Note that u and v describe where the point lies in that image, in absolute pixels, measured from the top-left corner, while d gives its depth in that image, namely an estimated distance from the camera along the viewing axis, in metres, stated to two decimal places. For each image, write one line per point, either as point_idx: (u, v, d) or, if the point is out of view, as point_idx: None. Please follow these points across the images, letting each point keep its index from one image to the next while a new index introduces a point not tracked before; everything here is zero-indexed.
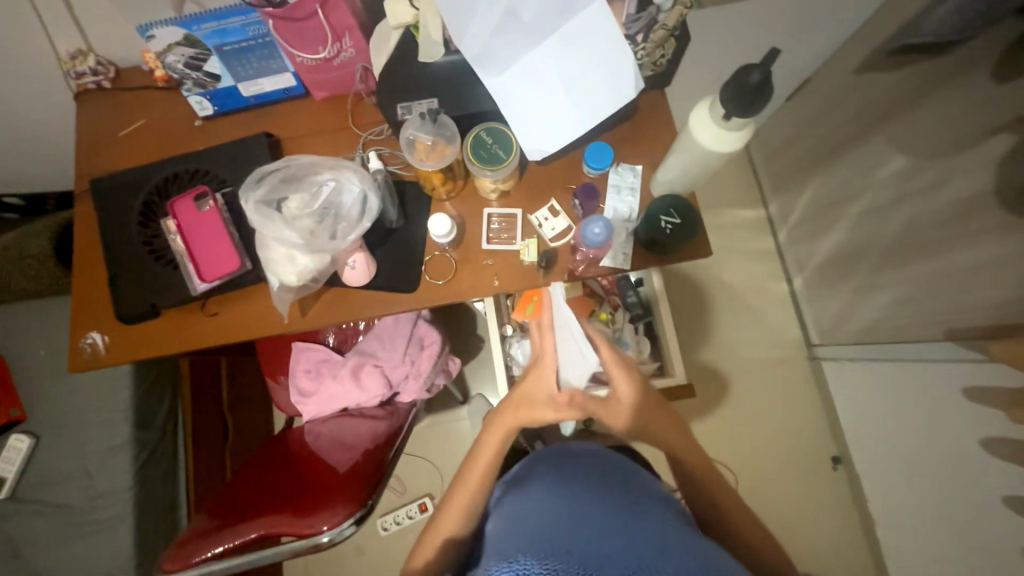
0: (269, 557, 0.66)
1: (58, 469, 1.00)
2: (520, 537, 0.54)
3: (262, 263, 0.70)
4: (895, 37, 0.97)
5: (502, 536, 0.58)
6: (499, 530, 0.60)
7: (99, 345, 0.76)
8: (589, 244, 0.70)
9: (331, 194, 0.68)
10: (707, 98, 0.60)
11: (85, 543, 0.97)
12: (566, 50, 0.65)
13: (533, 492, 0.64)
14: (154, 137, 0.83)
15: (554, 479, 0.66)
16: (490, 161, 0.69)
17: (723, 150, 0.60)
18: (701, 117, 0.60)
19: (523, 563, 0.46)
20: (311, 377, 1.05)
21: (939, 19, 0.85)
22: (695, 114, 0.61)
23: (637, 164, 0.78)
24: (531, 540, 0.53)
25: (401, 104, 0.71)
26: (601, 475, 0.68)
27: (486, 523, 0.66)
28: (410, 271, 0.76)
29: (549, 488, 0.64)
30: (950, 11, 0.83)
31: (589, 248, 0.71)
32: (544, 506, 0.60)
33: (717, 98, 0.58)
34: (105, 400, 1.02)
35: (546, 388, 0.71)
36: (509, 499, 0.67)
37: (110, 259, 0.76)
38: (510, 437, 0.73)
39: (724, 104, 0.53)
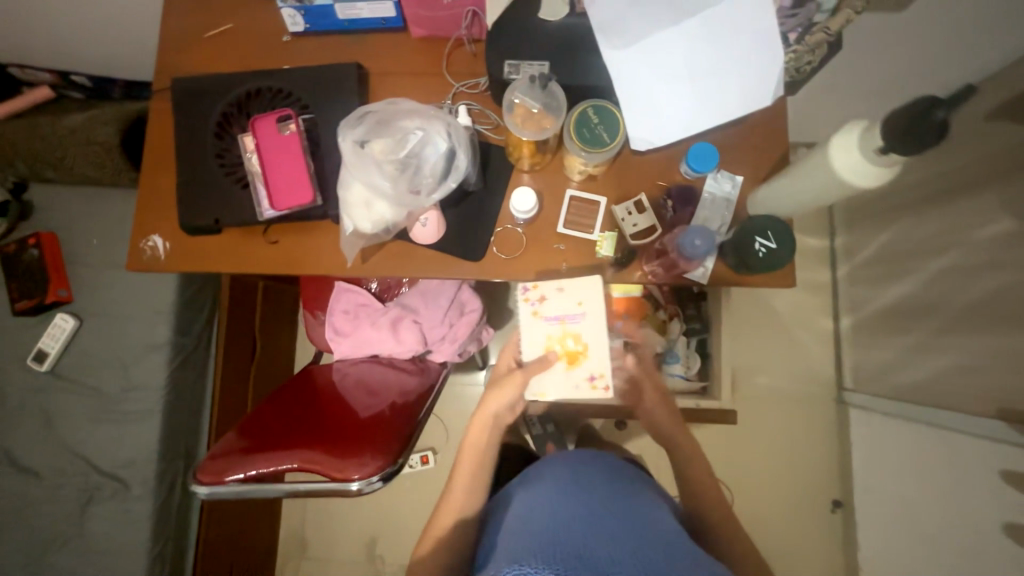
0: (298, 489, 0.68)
1: (99, 355, 1.03)
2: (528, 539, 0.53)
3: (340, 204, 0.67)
4: None
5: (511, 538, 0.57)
6: (508, 531, 0.59)
7: (160, 249, 0.76)
8: (683, 253, 0.66)
9: (426, 158, 0.65)
10: (856, 122, 0.54)
11: (112, 429, 1.00)
12: (704, 33, 0.59)
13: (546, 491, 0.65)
14: (238, 44, 0.79)
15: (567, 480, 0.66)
16: (591, 142, 0.64)
17: (859, 184, 0.55)
18: (844, 143, 0.54)
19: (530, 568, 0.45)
20: (348, 318, 1.05)
21: None
22: (838, 139, 0.55)
23: (737, 175, 0.72)
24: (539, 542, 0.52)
25: (509, 61, 0.65)
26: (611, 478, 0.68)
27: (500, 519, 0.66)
28: (478, 240, 0.73)
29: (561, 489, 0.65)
30: None
31: (681, 258, 0.67)
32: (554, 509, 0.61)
33: (872, 125, 0.52)
34: (150, 298, 1.04)
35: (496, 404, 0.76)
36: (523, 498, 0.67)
37: (183, 166, 0.74)
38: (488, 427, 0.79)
39: (883, 136, 0.48)
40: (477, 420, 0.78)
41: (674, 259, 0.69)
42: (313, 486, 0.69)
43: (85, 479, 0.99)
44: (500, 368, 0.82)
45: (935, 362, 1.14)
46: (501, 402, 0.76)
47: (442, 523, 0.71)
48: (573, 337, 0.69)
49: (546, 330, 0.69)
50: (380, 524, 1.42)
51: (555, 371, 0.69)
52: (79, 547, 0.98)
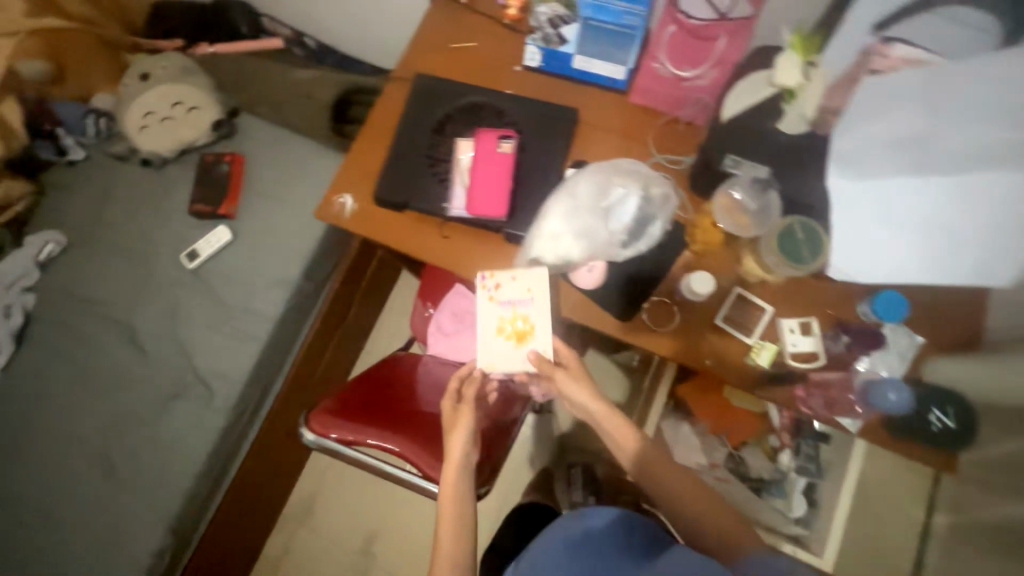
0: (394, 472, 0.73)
1: (235, 271, 1.12)
2: None
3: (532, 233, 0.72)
4: None
5: None
6: None
7: (347, 208, 0.83)
8: (871, 399, 0.65)
9: (638, 217, 0.69)
10: None
11: (220, 341, 1.08)
12: (953, 198, 0.55)
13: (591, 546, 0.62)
14: (475, 61, 0.88)
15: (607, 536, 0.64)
16: (790, 254, 0.65)
17: None
18: None
19: None
20: (454, 320, 1.09)
21: None
22: None
23: (918, 334, 0.68)
24: None
25: (730, 155, 0.69)
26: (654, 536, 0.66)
27: None
28: (632, 301, 0.74)
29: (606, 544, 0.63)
30: None
31: (861, 398, 0.66)
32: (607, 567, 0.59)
33: None
34: (296, 239, 1.14)
35: (459, 446, 0.70)
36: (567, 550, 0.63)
37: (396, 146, 0.82)
38: (461, 470, 0.70)
39: None
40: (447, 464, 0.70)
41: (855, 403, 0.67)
42: (406, 476, 0.72)
43: (180, 375, 1.07)
44: (446, 406, 0.74)
45: None
46: (461, 446, 0.70)
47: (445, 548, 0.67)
48: (523, 319, 0.72)
49: (499, 313, 0.73)
50: (385, 522, 1.41)
51: (501, 347, 0.72)
52: (149, 434, 1.04)
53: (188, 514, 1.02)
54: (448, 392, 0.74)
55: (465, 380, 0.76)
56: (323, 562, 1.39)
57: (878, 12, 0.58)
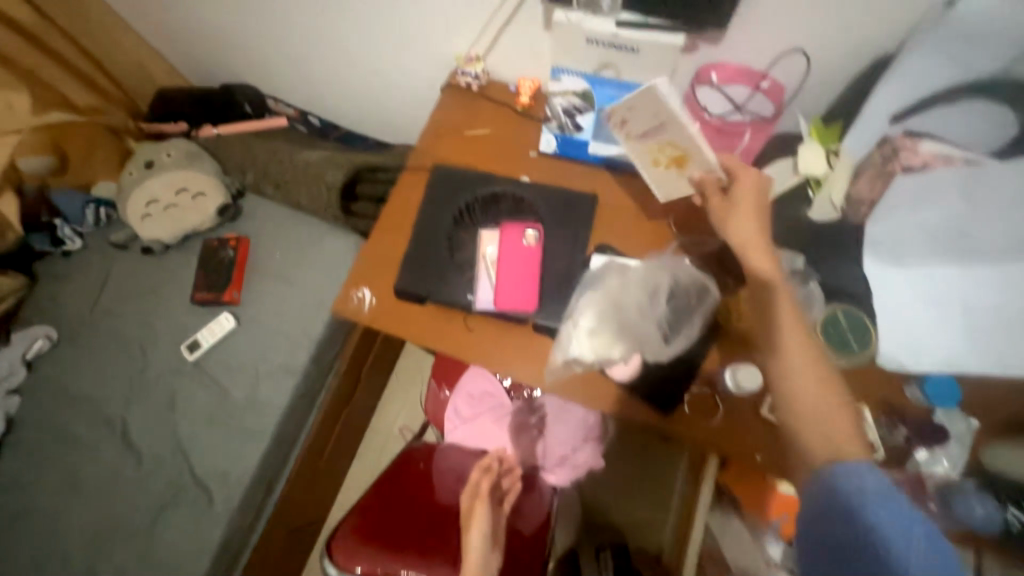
0: None
1: (239, 360, 1.07)
2: None
3: (565, 334, 0.66)
4: None
5: None
6: None
7: (365, 303, 0.80)
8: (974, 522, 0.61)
9: (674, 312, 0.67)
10: None
11: (222, 438, 1.01)
12: (987, 283, 0.61)
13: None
14: (490, 148, 0.88)
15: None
16: (840, 347, 0.63)
17: None
18: None
19: None
20: (472, 403, 1.03)
21: None
22: None
23: (972, 416, 0.65)
24: None
25: (764, 243, 0.67)
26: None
27: None
28: (675, 394, 0.70)
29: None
30: None
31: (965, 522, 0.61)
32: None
33: None
34: (304, 323, 1.09)
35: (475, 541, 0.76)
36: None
37: (415, 237, 0.81)
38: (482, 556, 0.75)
39: None
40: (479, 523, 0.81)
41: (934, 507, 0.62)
42: None
43: (178, 479, 0.98)
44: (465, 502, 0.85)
45: None
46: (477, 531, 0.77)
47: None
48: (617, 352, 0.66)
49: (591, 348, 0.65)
50: None
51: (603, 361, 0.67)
52: (140, 549, 0.94)
53: None
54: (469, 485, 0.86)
55: (482, 473, 0.88)
56: None
57: (896, 101, 0.60)
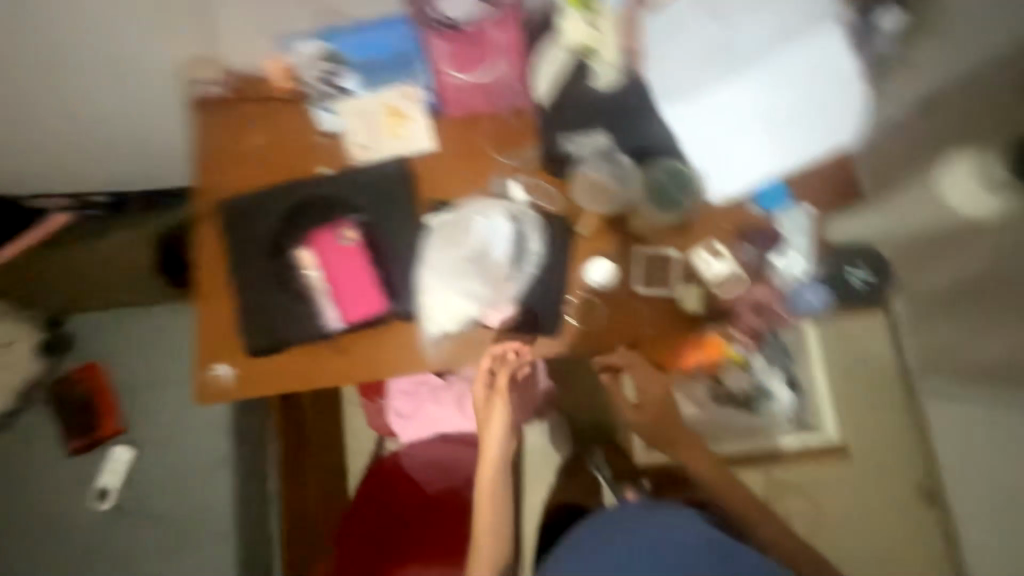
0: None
1: (159, 481, 0.98)
2: None
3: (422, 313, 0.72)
4: None
5: None
6: None
7: (224, 377, 0.72)
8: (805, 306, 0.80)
9: (515, 244, 0.70)
10: None
11: (186, 559, 0.95)
12: (765, 82, 0.66)
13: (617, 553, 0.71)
14: (275, 156, 0.76)
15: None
16: (668, 205, 0.67)
17: None
18: None
19: None
20: (408, 398, 1.02)
21: None
22: None
23: (810, 207, 0.69)
24: None
25: (567, 133, 0.72)
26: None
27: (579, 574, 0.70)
28: (554, 315, 0.70)
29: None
30: None
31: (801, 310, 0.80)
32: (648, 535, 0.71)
33: None
34: (206, 414, 1.00)
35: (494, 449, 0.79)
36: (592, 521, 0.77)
37: (238, 289, 0.72)
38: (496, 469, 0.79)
39: None
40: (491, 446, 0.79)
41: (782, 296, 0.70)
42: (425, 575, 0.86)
43: None
44: (480, 395, 0.78)
45: None
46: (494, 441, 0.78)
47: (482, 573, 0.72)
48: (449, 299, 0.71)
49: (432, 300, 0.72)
50: None
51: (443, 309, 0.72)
52: None
53: None
54: (478, 378, 0.75)
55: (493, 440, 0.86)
56: None
57: None
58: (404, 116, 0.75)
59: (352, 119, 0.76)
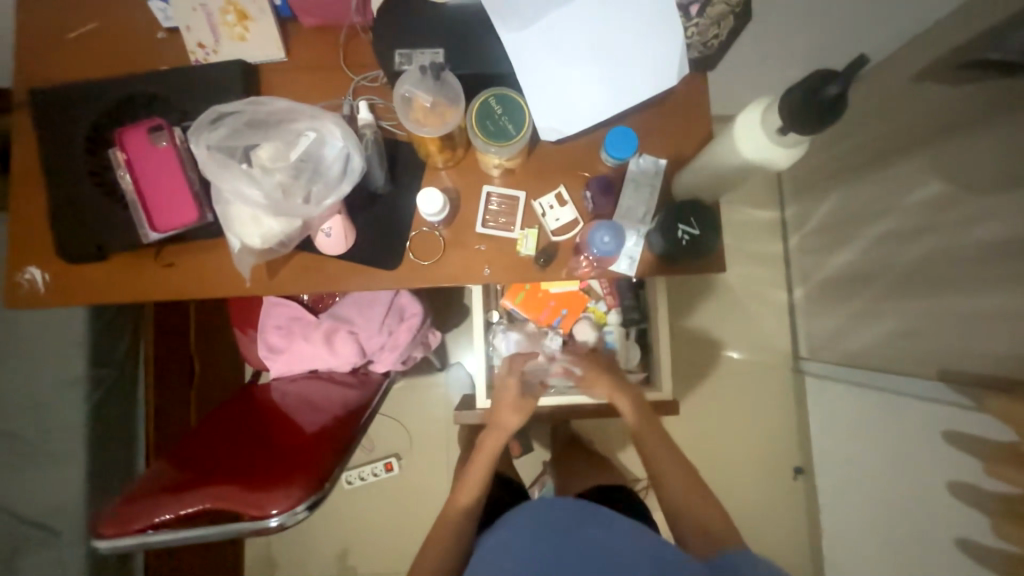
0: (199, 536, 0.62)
1: (5, 395, 0.94)
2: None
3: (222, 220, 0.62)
4: (957, 51, 0.84)
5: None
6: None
7: (38, 282, 0.68)
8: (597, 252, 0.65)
9: (314, 148, 0.60)
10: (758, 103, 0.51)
11: (32, 474, 0.93)
12: (606, 11, 0.55)
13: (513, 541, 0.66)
14: (105, 46, 0.70)
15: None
16: (495, 135, 0.59)
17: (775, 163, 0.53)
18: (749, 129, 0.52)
19: None
20: (282, 333, 0.99)
21: (1008, 44, 0.74)
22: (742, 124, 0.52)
23: (661, 159, 0.69)
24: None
25: (401, 50, 0.60)
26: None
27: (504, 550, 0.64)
28: (392, 245, 0.68)
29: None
30: (1020, 39, 0.72)
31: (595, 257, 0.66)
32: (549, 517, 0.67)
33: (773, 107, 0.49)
34: (58, 330, 0.95)
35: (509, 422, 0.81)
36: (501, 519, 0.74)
37: (54, 190, 0.67)
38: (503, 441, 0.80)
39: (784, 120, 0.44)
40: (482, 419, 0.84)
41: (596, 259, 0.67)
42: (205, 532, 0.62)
43: (5, 531, 0.92)
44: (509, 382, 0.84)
45: (879, 327, 1.16)
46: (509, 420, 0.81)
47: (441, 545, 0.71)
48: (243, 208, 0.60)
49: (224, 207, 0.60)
50: (352, 535, 1.39)
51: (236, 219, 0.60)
52: None
53: None
54: (510, 371, 0.85)
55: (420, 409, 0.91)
56: None
57: None
58: (247, 16, 0.67)
59: (189, 16, 0.66)
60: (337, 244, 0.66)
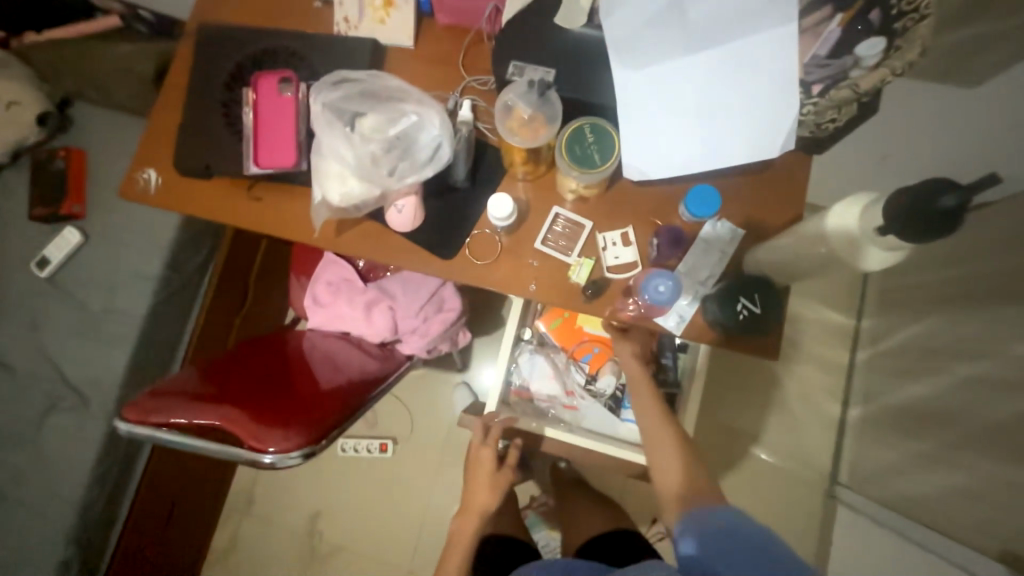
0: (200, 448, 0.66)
1: (94, 272, 1.06)
2: None
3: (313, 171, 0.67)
4: None
5: None
6: None
7: (151, 184, 0.77)
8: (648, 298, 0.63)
9: (410, 127, 0.64)
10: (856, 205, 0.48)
11: (90, 347, 1.04)
12: (724, 70, 0.55)
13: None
14: (269, 1, 0.79)
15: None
16: (580, 161, 0.60)
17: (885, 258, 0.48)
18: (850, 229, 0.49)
19: None
20: (330, 290, 1.03)
21: None
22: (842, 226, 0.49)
23: (741, 228, 0.67)
24: None
25: (515, 62, 0.63)
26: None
27: None
28: (453, 237, 0.70)
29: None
30: None
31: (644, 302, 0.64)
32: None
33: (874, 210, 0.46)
34: (152, 230, 1.07)
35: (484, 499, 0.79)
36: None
37: (189, 110, 0.76)
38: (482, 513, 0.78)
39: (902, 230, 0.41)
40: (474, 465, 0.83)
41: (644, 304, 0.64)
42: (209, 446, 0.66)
43: (53, 389, 1.03)
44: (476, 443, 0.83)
45: (942, 479, 1.02)
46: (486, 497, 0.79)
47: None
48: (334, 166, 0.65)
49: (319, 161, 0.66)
50: (330, 501, 1.41)
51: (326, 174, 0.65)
52: (31, 450, 1.01)
53: (87, 523, 1.00)
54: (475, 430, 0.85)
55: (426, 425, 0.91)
56: (271, 547, 1.40)
57: None
58: (393, 4, 0.74)
59: None
60: (405, 220, 0.69)
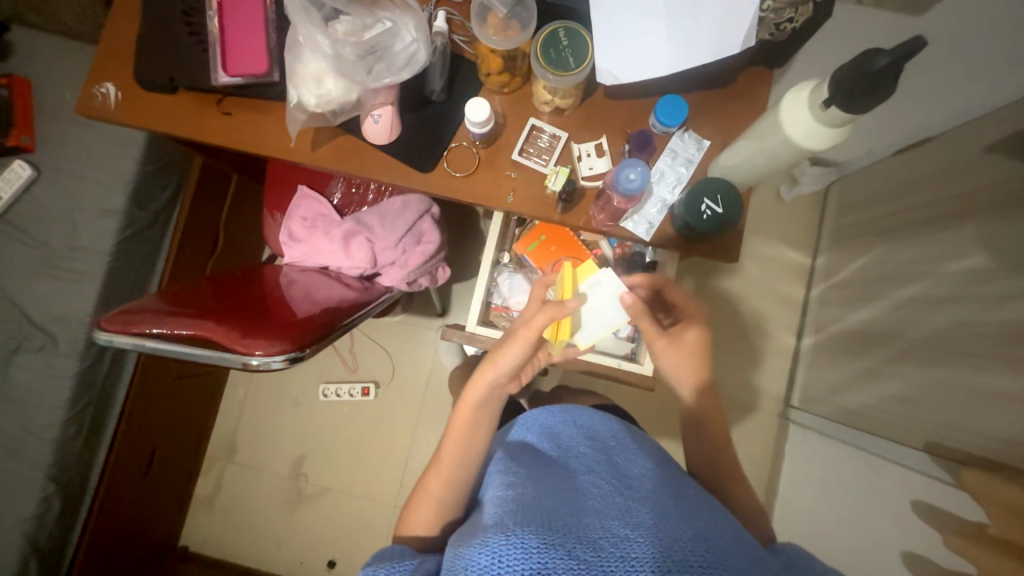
0: (185, 354, 0.67)
1: (51, 209, 1.02)
2: (522, 496, 0.57)
3: (287, 74, 0.66)
4: None
5: (515, 489, 0.59)
6: (510, 481, 0.62)
7: (110, 97, 0.74)
8: (620, 190, 0.64)
9: (384, 34, 0.64)
10: (792, 117, 0.54)
11: (52, 285, 1.00)
12: None
13: (535, 460, 0.66)
14: None
15: (552, 506, 0.54)
16: (556, 64, 0.62)
17: (831, 137, 0.54)
18: (802, 127, 0.54)
19: (520, 537, 0.50)
20: (305, 224, 1.04)
21: None
22: (795, 129, 0.54)
23: (705, 140, 0.71)
24: (529, 503, 0.56)
25: None
26: (485, 555, 0.49)
27: (519, 468, 0.64)
28: (431, 151, 0.71)
29: (567, 496, 0.57)
30: None
31: (620, 197, 0.65)
32: (563, 438, 0.70)
33: (808, 108, 0.53)
34: (113, 164, 1.02)
35: (510, 360, 0.71)
36: (505, 433, 0.77)
37: (149, 19, 0.73)
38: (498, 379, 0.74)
39: (853, 101, 0.48)
40: (490, 369, 0.73)
41: (615, 200, 0.67)
42: (196, 354, 0.68)
43: (15, 327, 0.99)
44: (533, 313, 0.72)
45: (880, 390, 1.14)
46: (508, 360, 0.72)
47: (428, 499, 0.68)
48: (310, 62, 0.64)
49: (294, 58, 0.64)
50: (312, 444, 1.43)
51: (301, 71, 0.64)
52: None
53: (66, 462, 0.99)
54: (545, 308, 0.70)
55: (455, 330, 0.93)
56: (255, 492, 1.40)
57: None
58: None
59: None
60: (382, 129, 0.69)
